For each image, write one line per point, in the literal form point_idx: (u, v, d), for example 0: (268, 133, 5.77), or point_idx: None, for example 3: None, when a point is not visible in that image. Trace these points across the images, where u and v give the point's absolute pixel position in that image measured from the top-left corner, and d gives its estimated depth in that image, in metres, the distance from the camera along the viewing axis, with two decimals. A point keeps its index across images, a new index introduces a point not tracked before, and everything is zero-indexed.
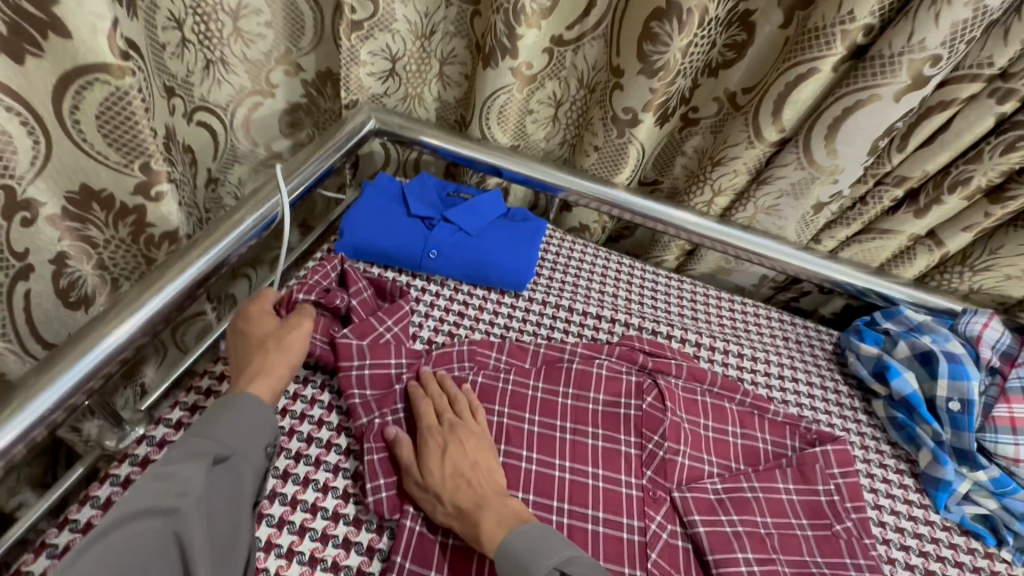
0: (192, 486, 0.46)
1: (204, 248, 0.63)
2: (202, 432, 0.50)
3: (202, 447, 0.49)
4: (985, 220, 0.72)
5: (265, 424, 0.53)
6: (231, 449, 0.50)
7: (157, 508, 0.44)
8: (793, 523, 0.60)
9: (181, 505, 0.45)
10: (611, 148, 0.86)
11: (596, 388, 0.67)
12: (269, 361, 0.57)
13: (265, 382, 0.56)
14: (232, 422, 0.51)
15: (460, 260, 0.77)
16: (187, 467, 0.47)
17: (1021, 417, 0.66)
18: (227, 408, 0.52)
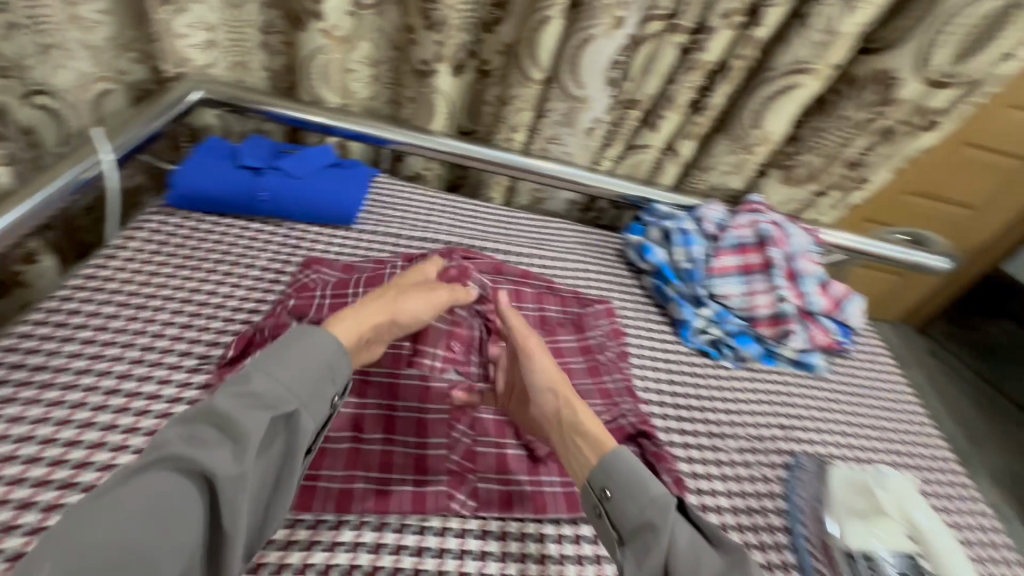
0: (243, 425, 0.50)
1: (29, 196, 0.74)
2: (276, 374, 0.54)
3: (262, 389, 0.53)
4: (696, 128, 0.96)
5: (328, 378, 0.57)
6: (290, 390, 0.54)
7: (210, 444, 0.50)
8: (569, 359, 0.80)
9: (219, 443, 0.50)
10: (422, 99, 1.03)
11: (414, 286, 0.82)
12: (385, 302, 0.66)
13: (372, 313, 0.64)
14: (296, 372, 0.55)
15: (290, 200, 0.89)
16: (242, 406, 0.51)
17: (729, 265, 0.90)
18: (298, 356, 0.56)
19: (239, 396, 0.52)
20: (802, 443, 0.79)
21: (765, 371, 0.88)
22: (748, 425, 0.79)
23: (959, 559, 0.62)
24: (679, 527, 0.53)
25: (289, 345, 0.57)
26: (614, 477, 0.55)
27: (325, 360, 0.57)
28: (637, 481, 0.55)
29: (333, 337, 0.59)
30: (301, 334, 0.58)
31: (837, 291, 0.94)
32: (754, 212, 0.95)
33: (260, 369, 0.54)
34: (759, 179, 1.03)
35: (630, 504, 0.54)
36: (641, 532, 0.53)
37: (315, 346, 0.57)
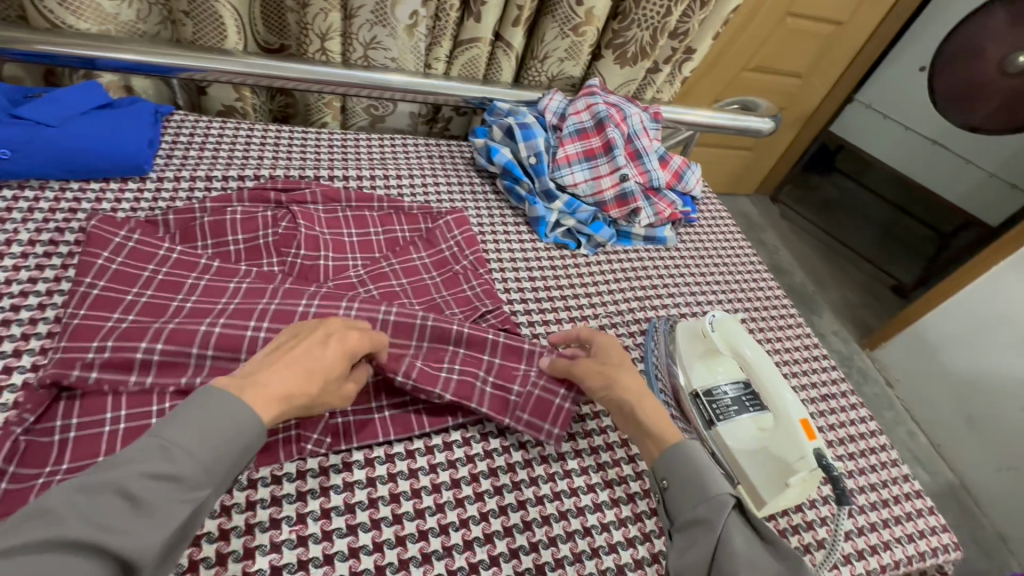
0: (161, 505, 0.39)
1: None
2: (195, 445, 0.42)
3: (180, 464, 0.41)
4: (520, 12, 0.91)
5: (247, 454, 0.45)
6: (212, 464, 0.42)
7: (114, 525, 0.37)
8: (425, 276, 0.76)
9: (131, 525, 0.37)
10: (200, 11, 0.86)
11: (233, 231, 0.72)
12: (301, 373, 0.51)
13: (285, 386, 0.49)
14: (216, 440, 0.43)
15: (46, 156, 0.72)
16: (156, 482, 0.39)
17: (572, 154, 0.90)
18: (221, 419, 0.44)
19: (148, 470, 0.39)
20: (656, 309, 0.84)
21: (621, 251, 0.92)
22: (606, 303, 0.83)
23: (777, 376, 0.63)
24: (735, 524, 0.49)
25: (206, 404, 0.44)
26: (671, 469, 0.53)
27: (255, 433, 0.45)
28: (699, 473, 0.52)
29: (252, 415, 0.45)
30: (223, 400, 0.44)
31: (676, 163, 0.98)
32: (590, 96, 0.94)
33: (176, 437, 0.42)
34: (595, 62, 1.01)
35: (687, 497, 0.51)
36: (694, 529, 0.50)
37: (233, 412, 0.44)
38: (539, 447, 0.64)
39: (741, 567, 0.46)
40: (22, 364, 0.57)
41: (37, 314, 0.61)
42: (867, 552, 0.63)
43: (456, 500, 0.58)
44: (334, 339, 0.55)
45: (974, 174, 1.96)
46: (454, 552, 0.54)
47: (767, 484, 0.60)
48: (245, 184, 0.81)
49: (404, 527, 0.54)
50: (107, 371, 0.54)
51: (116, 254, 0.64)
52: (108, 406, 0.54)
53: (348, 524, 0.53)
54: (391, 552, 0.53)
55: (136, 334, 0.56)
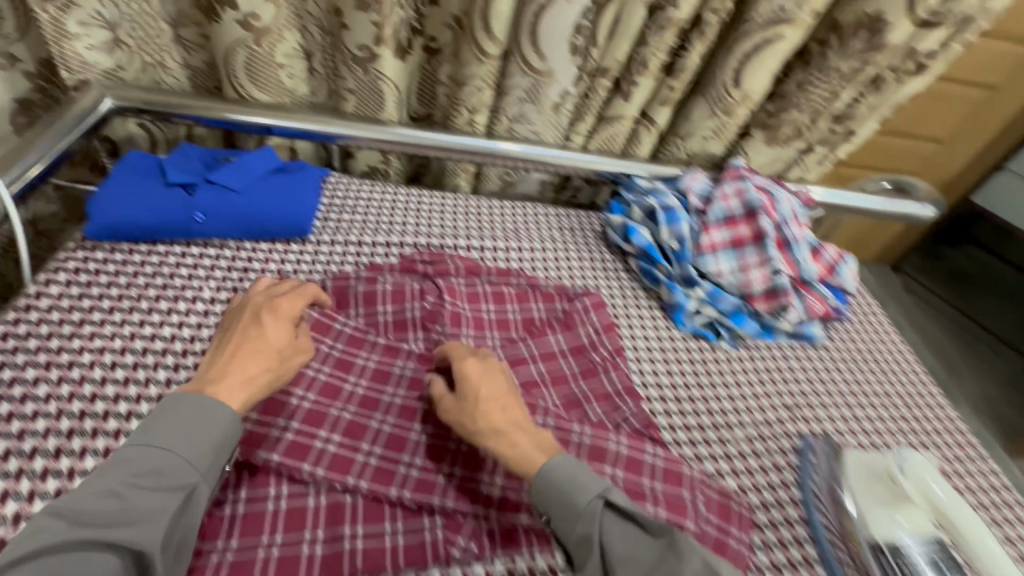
0: (153, 499, 0.46)
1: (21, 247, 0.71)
2: (175, 445, 0.49)
3: (161, 462, 0.48)
4: (672, 93, 0.89)
5: (227, 441, 0.53)
6: (193, 456, 0.50)
7: (116, 521, 0.44)
8: (562, 363, 0.73)
9: (128, 517, 0.45)
10: (365, 87, 0.91)
11: (383, 302, 0.74)
12: (248, 358, 0.58)
13: (244, 373, 0.57)
14: (189, 436, 0.50)
15: (229, 218, 0.79)
16: (144, 482, 0.47)
17: (718, 242, 0.85)
18: (188, 419, 0.51)
19: (132, 472, 0.47)
20: (808, 422, 0.76)
21: (764, 348, 0.85)
22: (752, 409, 0.76)
23: (976, 520, 0.58)
24: (608, 522, 0.53)
25: (175, 410, 0.51)
26: (548, 502, 0.53)
27: (229, 423, 0.53)
28: (564, 495, 0.53)
29: (223, 408, 0.53)
30: (182, 404, 0.52)
31: (830, 255, 0.90)
32: (739, 179, 0.89)
33: (154, 441, 0.49)
34: (742, 141, 0.96)
35: (563, 522, 0.52)
36: (582, 548, 0.52)
37: (201, 414, 0.52)
38: None
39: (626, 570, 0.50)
40: None
41: None
42: None
43: None
44: (265, 313, 0.62)
45: None
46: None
47: None
48: (392, 251, 0.84)
49: None
50: (289, 457, 0.57)
51: (303, 323, 0.67)
52: (272, 481, 0.56)
53: None
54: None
55: (317, 420, 0.60)
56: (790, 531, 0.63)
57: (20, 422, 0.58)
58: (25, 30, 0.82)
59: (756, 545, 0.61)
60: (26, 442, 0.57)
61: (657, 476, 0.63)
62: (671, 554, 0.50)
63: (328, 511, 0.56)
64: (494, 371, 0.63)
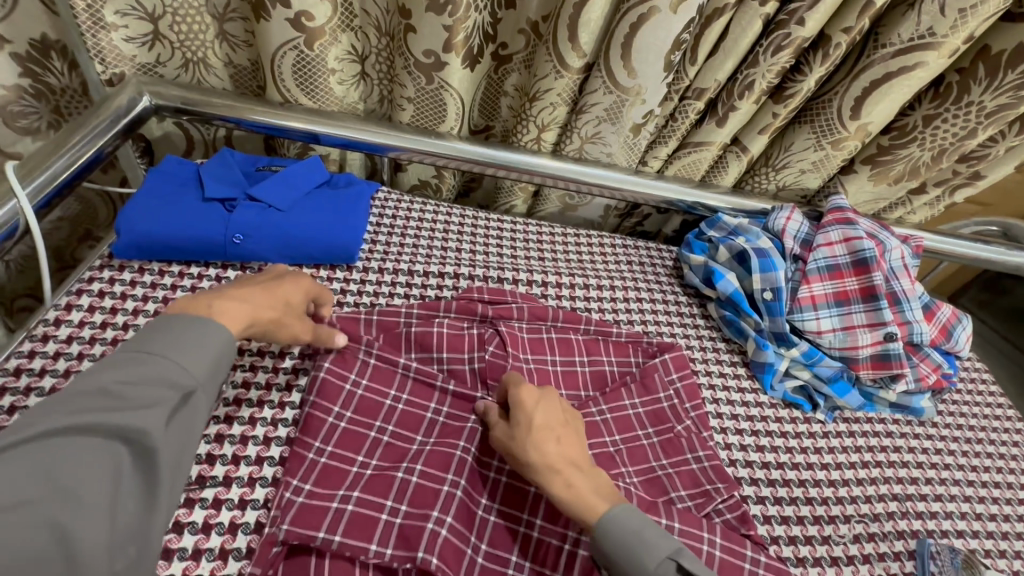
0: (148, 391, 0.41)
1: (44, 263, 0.63)
2: (168, 349, 0.44)
3: (157, 364, 0.43)
4: (774, 120, 0.77)
5: (224, 353, 0.48)
6: (189, 359, 0.45)
7: (112, 409, 0.39)
8: (639, 434, 0.64)
9: (126, 407, 0.40)
10: (426, 96, 0.82)
11: (439, 348, 0.65)
12: (252, 294, 0.54)
13: (252, 303, 0.53)
14: (187, 342, 0.45)
15: (270, 241, 0.70)
16: (133, 378, 0.41)
17: (819, 295, 0.74)
18: (184, 327, 0.46)
19: (125, 371, 0.42)
20: (923, 518, 0.65)
21: (864, 421, 0.74)
22: (858, 500, 0.65)
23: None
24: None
25: (169, 323, 0.46)
26: (609, 547, 0.48)
27: (227, 339, 0.48)
28: (634, 553, 0.47)
29: (219, 328, 0.48)
30: (173, 318, 0.47)
31: (944, 315, 0.78)
32: (846, 222, 0.78)
33: (146, 346, 0.44)
34: (843, 176, 0.85)
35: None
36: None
37: (195, 328, 0.46)
38: None
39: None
40: (230, 498, 0.52)
41: (247, 431, 0.57)
42: None
43: None
44: (288, 279, 0.59)
45: None
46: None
47: None
48: (446, 285, 0.75)
49: None
50: (352, 536, 0.48)
51: (361, 375, 0.60)
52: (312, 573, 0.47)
53: None
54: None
55: (382, 488, 0.52)
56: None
57: None
58: (14, 8, 0.70)
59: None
60: None
61: None
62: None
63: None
64: (552, 399, 0.57)
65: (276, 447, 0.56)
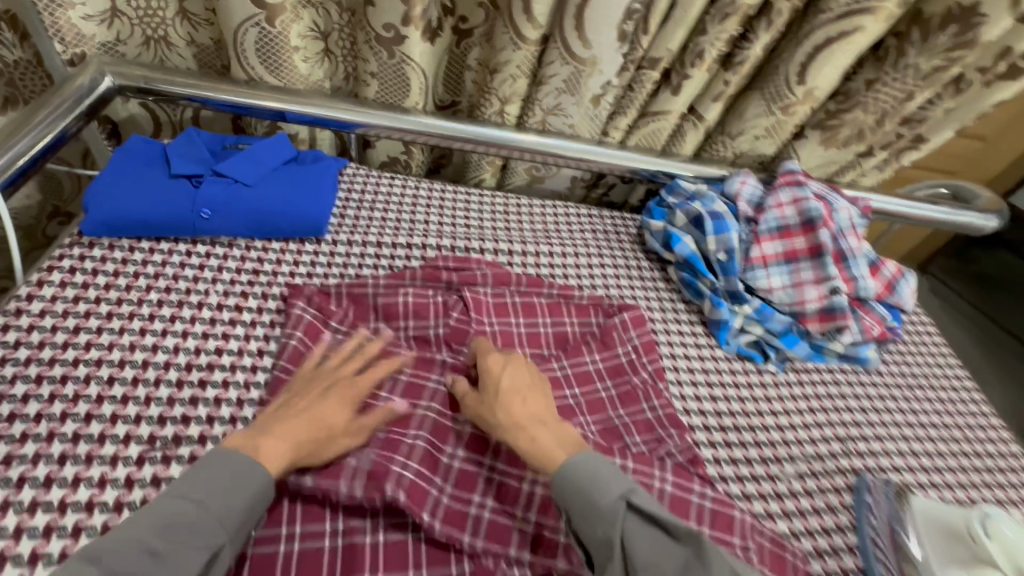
0: (178, 555, 0.41)
1: (12, 240, 0.64)
2: (208, 497, 0.44)
3: (195, 515, 0.43)
4: (727, 87, 0.80)
5: (257, 495, 0.47)
6: (227, 514, 0.44)
7: (136, 575, 0.39)
8: (598, 386, 0.68)
9: (148, 571, 0.40)
10: (389, 71, 0.83)
11: (405, 315, 0.68)
12: (309, 420, 0.52)
13: (295, 434, 0.51)
14: (225, 488, 0.45)
15: (239, 215, 0.72)
16: (173, 536, 0.42)
17: (770, 254, 0.78)
18: (224, 470, 0.46)
19: (166, 523, 0.42)
20: (862, 457, 0.70)
21: (812, 370, 0.79)
22: (803, 442, 0.69)
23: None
24: (632, 525, 0.46)
25: (214, 465, 0.46)
26: (564, 495, 0.49)
27: (265, 484, 0.47)
28: (585, 494, 0.48)
29: (259, 468, 0.47)
30: (222, 456, 0.47)
31: (889, 271, 0.83)
32: (796, 185, 0.81)
33: (189, 493, 0.44)
34: (795, 142, 0.88)
35: (584, 522, 0.47)
36: (603, 551, 0.46)
37: (237, 472, 0.46)
38: None
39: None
40: None
41: (220, 394, 0.59)
42: None
43: None
44: (337, 388, 0.56)
45: None
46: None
47: None
48: (413, 256, 0.77)
49: None
50: (324, 480, 0.52)
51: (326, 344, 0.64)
52: (283, 518, 0.51)
53: None
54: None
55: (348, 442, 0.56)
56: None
57: (7, 445, 0.52)
58: None
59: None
60: (11, 469, 0.50)
61: (703, 517, 0.58)
62: (697, 563, 0.44)
63: (344, 557, 0.49)
64: (520, 366, 0.61)
65: (248, 409, 0.59)
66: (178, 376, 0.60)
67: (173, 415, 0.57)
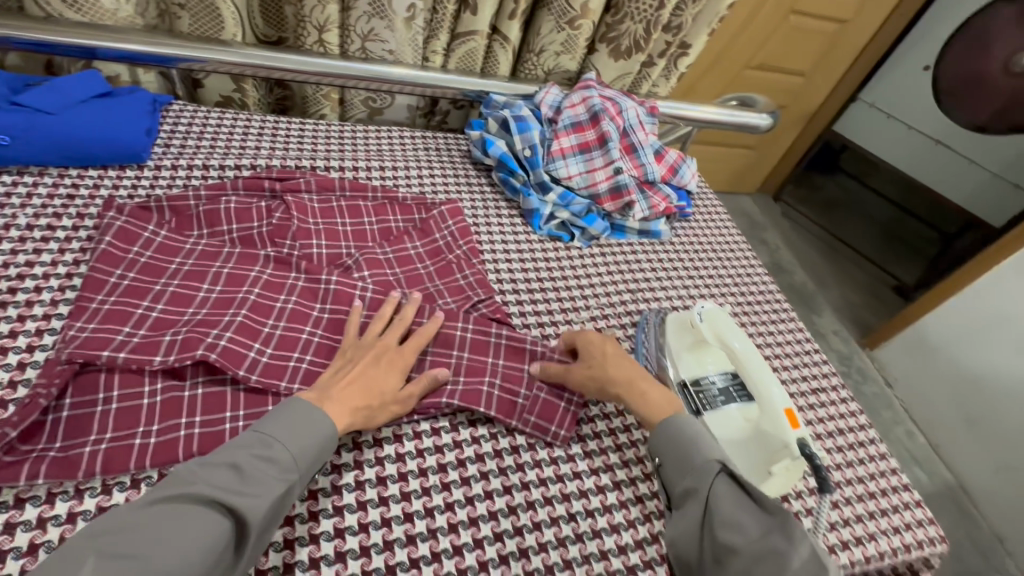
0: (262, 481, 0.46)
1: None
2: (289, 437, 0.50)
3: (275, 450, 0.48)
4: (517, 4, 0.92)
5: (326, 442, 0.52)
6: (300, 453, 0.50)
7: (232, 491, 0.44)
8: (418, 265, 0.77)
9: (240, 488, 0.45)
10: (197, 2, 0.87)
11: (227, 220, 0.73)
12: (363, 386, 0.58)
13: (349, 401, 0.56)
14: (302, 430, 0.51)
15: (45, 143, 0.73)
16: (257, 462, 0.47)
17: (567, 147, 0.90)
18: (305, 416, 0.52)
19: (254, 452, 0.48)
20: (647, 301, 0.85)
21: (615, 245, 0.92)
22: (599, 295, 0.83)
23: (762, 364, 0.63)
24: (722, 486, 0.52)
25: (293, 411, 0.52)
26: (661, 446, 0.57)
27: (335, 436, 0.53)
28: (682, 450, 0.56)
29: (327, 419, 0.52)
30: (303, 405, 0.52)
31: (671, 157, 0.99)
32: (586, 89, 0.95)
33: (273, 431, 0.50)
34: (591, 56, 1.02)
35: (674, 473, 0.55)
36: (686, 500, 0.53)
37: (313, 421, 0.51)
38: (526, 434, 0.65)
39: (728, 534, 0.48)
40: (17, 345, 0.57)
41: (32, 297, 0.61)
42: (852, 543, 0.61)
43: (442, 485, 0.59)
44: (384, 359, 0.61)
45: (977, 175, 1.88)
46: (442, 557, 0.54)
47: (754, 472, 0.60)
48: (242, 173, 0.82)
49: (390, 510, 0.56)
50: (137, 352, 0.56)
51: (146, 248, 0.66)
52: (100, 385, 0.55)
53: (334, 506, 0.55)
54: (378, 557, 0.52)
55: (166, 325, 0.60)
56: (612, 405, 0.70)
57: None
58: None
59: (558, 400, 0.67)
60: None
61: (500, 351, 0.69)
62: (781, 532, 0.47)
63: (164, 407, 0.55)
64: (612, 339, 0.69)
65: (64, 306, 0.61)
66: None
67: None
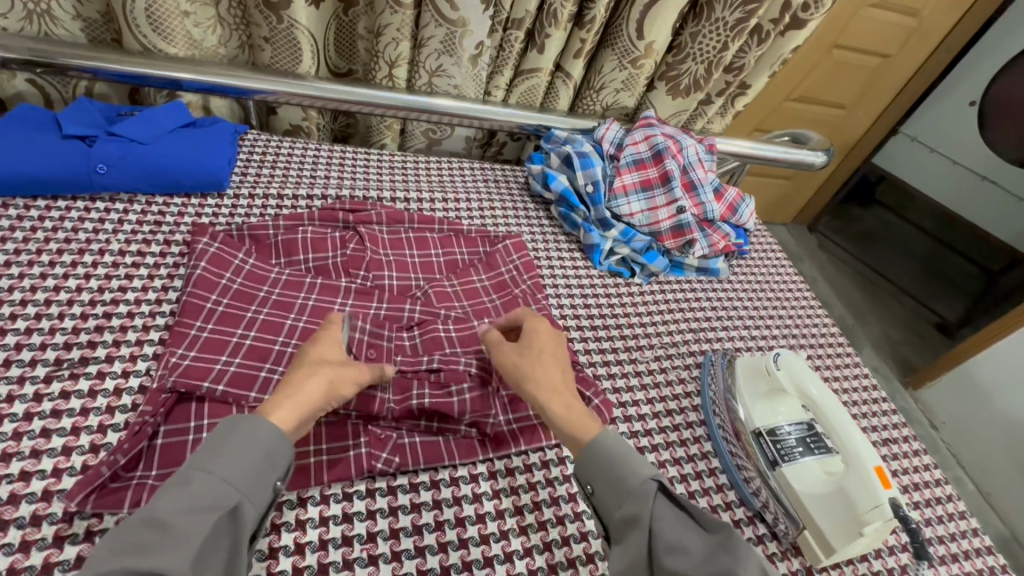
0: (185, 525, 0.40)
1: None
2: (214, 464, 0.44)
3: (200, 484, 0.43)
4: (583, 44, 0.94)
5: (265, 456, 0.46)
6: (232, 474, 0.44)
7: (150, 547, 0.38)
8: (485, 299, 0.77)
9: (159, 542, 0.39)
10: (280, 37, 0.90)
11: (304, 250, 0.75)
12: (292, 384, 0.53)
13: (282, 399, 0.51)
14: (232, 453, 0.45)
15: (135, 172, 0.76)
16: (179, 508, 0.41)
17: (629, 184, 0.91)
18: (230, 436, 0.46)
19: (173, 495, 0.41)
20: (710, 342, 0.84)
21: (674, 282, 0.92)
22: (662, 334, 0.83)
23: (846, 417, 0.61)
24: (662, 509, 0.47)
25: (228, 435, 0.46)
26: (592, 470, 0.51)
27: (277, 443, 0.47)
28: (615, 476, 0.49)
29: (269, 424, 0.48)
30: (232, 424, 0.47)
31: (730, 196, 0.98)
32: (648, 127, 0.96)
33: (197, 464, 0.44)
34: (648, 93, 1.04)
35: (609, 500, 0.49)
36: (627, 529, 0.47)
37: (249, 439, 0.46)
38: None
39: (674, 560, 0.43)
40: (114, 370, 0.59)
41: (126, 322, 0.63)
42: None
43: (519, 527, 0.58)
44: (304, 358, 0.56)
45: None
46: None
47: (837, 533, 0.58)
48: (314, 204, 0.85)
49: (470, 552, 0.55)
50: (234, 386, 0.58)
51: (235, 275, 0.69)
52: (192, 415, 0.56)
53: (416, 546, 0.54)
54: None
55: (260, 355, 0.62)
56: (683, 450, 0.68)
57: None
58: None
59: (625, 435, 0.68)
60: None
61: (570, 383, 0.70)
62: (725, 551, 0.43)
63: None
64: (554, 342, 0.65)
65: (155, 332, 0.63)
66: (83, 310, 0.63)
67: (78, 341, 0.60)
